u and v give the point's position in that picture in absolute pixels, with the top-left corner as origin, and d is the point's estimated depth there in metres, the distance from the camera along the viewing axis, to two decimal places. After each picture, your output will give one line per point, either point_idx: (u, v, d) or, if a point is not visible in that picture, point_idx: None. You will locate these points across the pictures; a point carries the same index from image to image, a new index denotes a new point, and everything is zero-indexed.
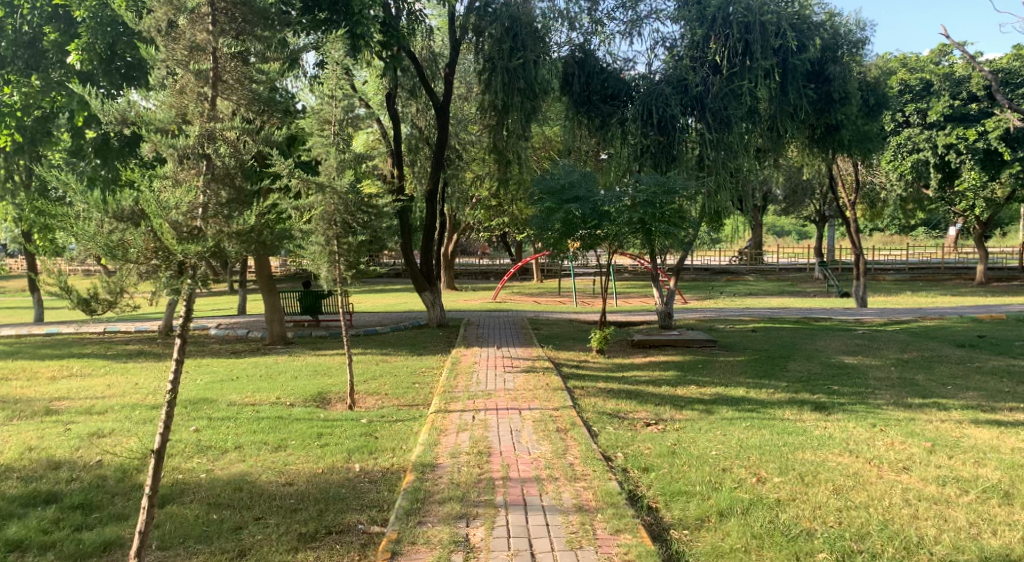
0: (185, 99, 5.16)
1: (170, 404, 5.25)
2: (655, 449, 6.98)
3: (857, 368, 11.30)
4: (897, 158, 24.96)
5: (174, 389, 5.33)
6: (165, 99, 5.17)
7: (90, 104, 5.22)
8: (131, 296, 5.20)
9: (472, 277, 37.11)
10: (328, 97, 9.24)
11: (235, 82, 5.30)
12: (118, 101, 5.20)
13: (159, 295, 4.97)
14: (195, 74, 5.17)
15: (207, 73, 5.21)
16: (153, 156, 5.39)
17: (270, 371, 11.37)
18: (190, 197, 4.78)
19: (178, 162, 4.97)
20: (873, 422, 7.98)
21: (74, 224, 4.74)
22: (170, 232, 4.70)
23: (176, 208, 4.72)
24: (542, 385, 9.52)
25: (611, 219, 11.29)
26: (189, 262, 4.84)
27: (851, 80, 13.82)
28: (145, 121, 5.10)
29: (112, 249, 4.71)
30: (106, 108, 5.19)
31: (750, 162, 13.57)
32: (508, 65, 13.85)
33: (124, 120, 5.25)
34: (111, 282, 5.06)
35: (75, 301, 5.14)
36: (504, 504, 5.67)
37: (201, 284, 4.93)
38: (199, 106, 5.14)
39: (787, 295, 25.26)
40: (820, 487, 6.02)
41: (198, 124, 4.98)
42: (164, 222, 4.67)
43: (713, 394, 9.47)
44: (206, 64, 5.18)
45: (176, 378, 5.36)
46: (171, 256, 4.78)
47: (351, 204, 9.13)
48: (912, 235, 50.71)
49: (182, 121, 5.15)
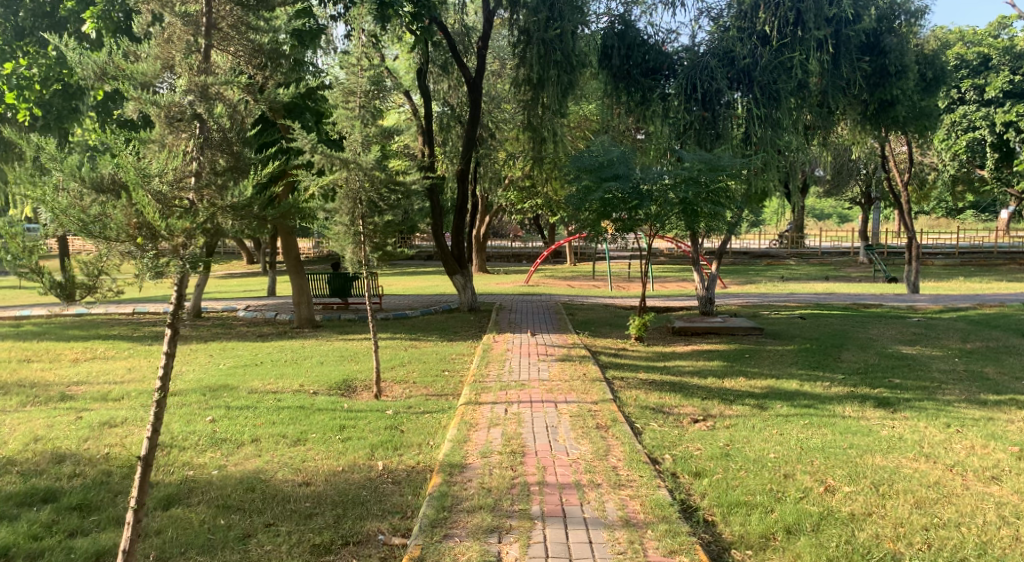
0: (172, 49, 4.63)
1: (159, 404, 4.74)
2: (706, 451, 6.31)
3: (918, 360, 10.48)
4: (951, 137, 24.21)
5: (164, 386, 4.80)
6: (151, 50, 4.63)
7: (66, 57, 4.66)
8: (114, 280, 4.61)
9: (504, 260, 36.72)
10: (355, 68, 8.51)
11: (231, 31, 4.78)
12: (97, 53, 4.62)
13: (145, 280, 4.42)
14: (182, 20, 4.66)
15: (196, 19, 4.68)
16: (138, 115, 4.78)
17: (296, 356, 10.90)
18: (176, 164, 4.24)
19: (166, 124, 4.43)
20: (947, 422, 7.21)
21: (42, 195, 4.18)
22: (153, 207, 4.14)
23: (159, 176, 4.16)
24: (579, 376, 8.87)
25: (653, 200, 10.51)
26: (175, 241, 4.27)
27: (908, 53, 12.82)
28: (126, 72, 4.51)
29: (88, 225, 4.17)
30: (83, 61, 4.62)
31: (798, 139, 12.61)
32: (544, 36, 13.13)
33: (104, 76, 4.68)
34: (90, 261, 4.49)
35: (48, 284, 4.53)
36: (541, 515, 5.07)
37: (194, 266, 4.34)
38: (188, 57, 4.60)
39: (831, 280, 24.17)
40: (900, 500, 5.34)
41: (187, 79, 4.44)
42: (145, 194, 4.11)
43: (764, 387, 8.73)
44: (195, 8, 4.68)
45: (167, 373, 4.83)
46: (155, 232, 4.20)
47: (378, 181, 8.51)
48: (960, 218, 48.71)
49: (169, 73, 4.58)
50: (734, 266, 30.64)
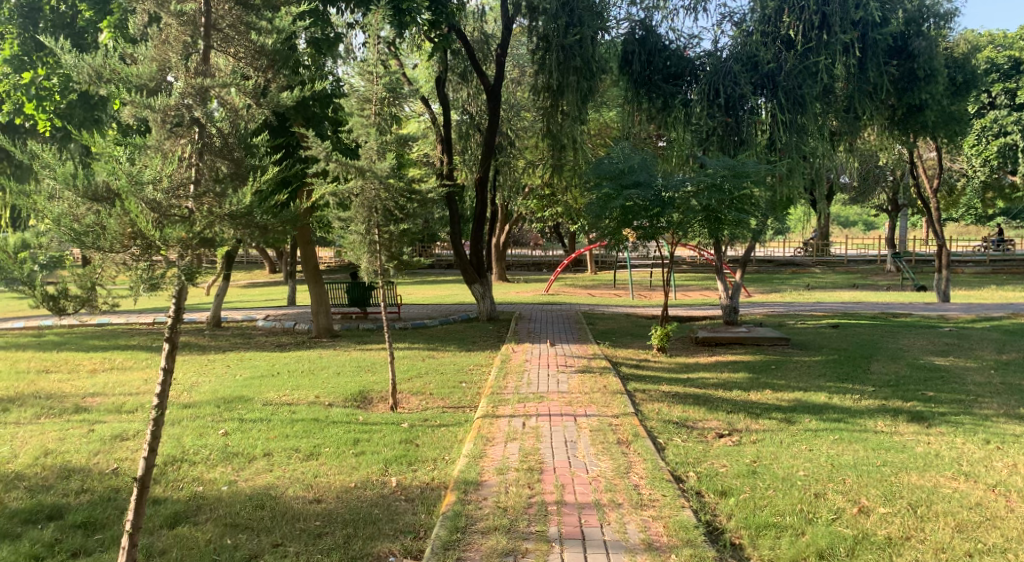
0: (168, 50, 4.47)
1: (156, 422, 4.71)
2: (732, 468, 6.04)
3: (952, 372, 10.11)
4: (981, 142, 23.41)
5: (161, 405, 4.75)
6: (148, 52, 4.49)
7: (62, 60, 4.55)
8: (112, 293, 4.52)
9: (525, 269, 36.52)
10: (370, 74, 8.33)
11: (231, 30, 4.63)
12: (94, 54, 4.51)
13: (140, 293, 4.35)
14: (179, 20, 4.50)
15: (193, 19, 4.53)
16: (137, 119, 4.66)
17: (313, 366, 10.75)
18: (171, 171, 4.15)
19: (163, 128, 4.32)
20: (985, 438, 6.88)
21: (39, 204, 4.15)
22: (147, 215, 4.08)
23: (153, 184, 4.09)
24: (599, 388, 8.61)
25: (675, 206, 10.28)
26: (170, 250, 4.23)
27: (937, 56, 12.46)
28: (123, 75, 4.42)
29: (81, 235, 4.10)
30: (79, 64, 4.51)
31: (824, 145, 12.32)
32: (563, 42, 12.94)
33: (100, 79, 4.57)
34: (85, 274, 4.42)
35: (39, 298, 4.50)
36: (559, 537, 4.86)
37: (190, 277, 4.31)
38: (186, 59, 4.47)
39: (859, 289, 23.66)
40: (940, 523, 5.07)
41: (183, 81, 4.33)
42: (138, 203, 4.05)
43: (792, 399, 8.42)
44: (191, 7, 4.51)
45: (165, 389, 4.77)
46: (151, 242, 4.14)
47: (394, 190, 8.32)
48: (990, 224, 47.75)
49: (166, 76, 4.45)
50: (758, 275, 30.15)
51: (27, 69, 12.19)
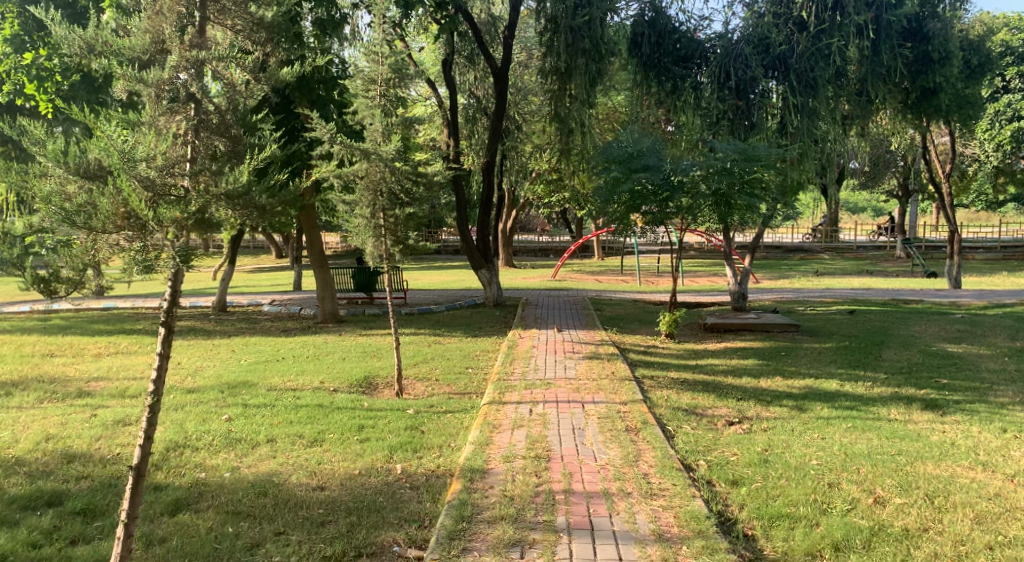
0: (163, 21, 4.35)
1: (152, 409, 4.60)
2: (743, 456, 5.91)
3: (966, 359, 9.95)
4: (994, 127, 23.11)
5: (158, 391, 4.64)
6: (141, 24, 4.36)
7: (53, 32, 4.43)
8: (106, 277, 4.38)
9: (532, 255, 36.41)
10: (374, 53, 8.17)
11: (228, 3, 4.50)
12: (85, 27, 4.39)
13: (134, 276, 4.25)
14: None
15: None
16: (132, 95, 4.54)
17: (318, 351, 10.65)
18: (164, 148, 4.03)
19: (157, 103, 4.21)
20: (1002, 426, 6.73)
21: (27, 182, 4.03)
22: (139, 193, 3.96)
23: (146, 161, 3.97)
24: (607, 375, 8.48)
25: (685, 190, 10.07)
26: (163, 232, 4.10)
27: (953, 39, 12.20)
28: (116, 48, 4.30)
29: (73, 215, 3.94)
30: (69, 37, 4.39)
31: (835, 129, 12.13)
32: (572, 24, 12.70)
33: (93, 52, 4.45)
34: (77, 256, 4.28)
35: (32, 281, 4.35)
36: (567, 527, 4.75)
37: (185, 259, 4.18)
38: (180, 32, 4.35)
39: (869, 275, 23.45)
40: (958, 515, 4.95)
41: (177, 54, 4.22)
42: (130, 180, 3.93)
43: (803, 387, 8.29)
44: None
45: (161, 375, 4.66)
46: (145, 223, 4.05)
47: (399, 171, 8.14)
48: (1000, 210, 47.44)
49: (159, 50, 4.34)
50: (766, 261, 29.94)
51: (27, 49, 12.07)
